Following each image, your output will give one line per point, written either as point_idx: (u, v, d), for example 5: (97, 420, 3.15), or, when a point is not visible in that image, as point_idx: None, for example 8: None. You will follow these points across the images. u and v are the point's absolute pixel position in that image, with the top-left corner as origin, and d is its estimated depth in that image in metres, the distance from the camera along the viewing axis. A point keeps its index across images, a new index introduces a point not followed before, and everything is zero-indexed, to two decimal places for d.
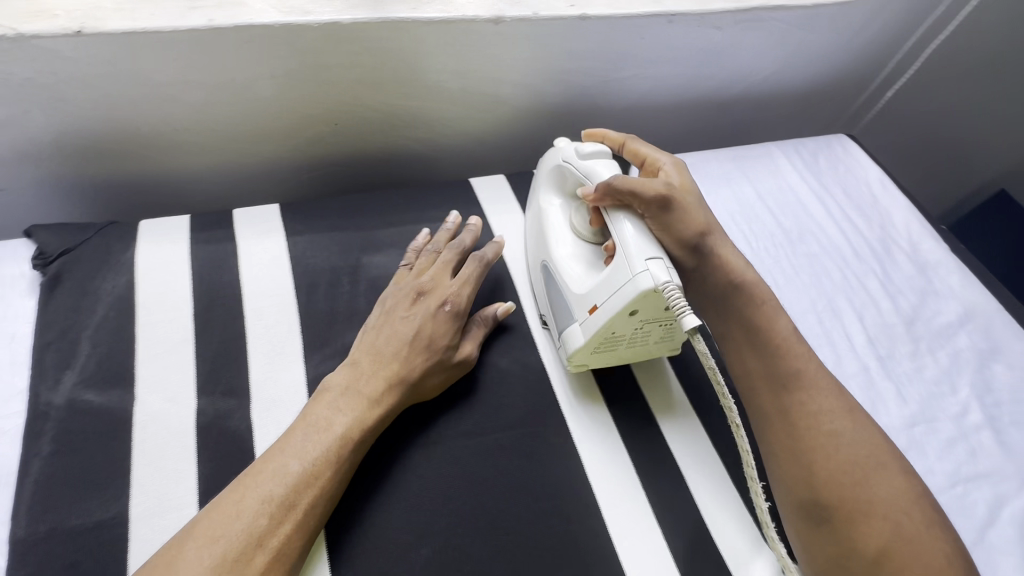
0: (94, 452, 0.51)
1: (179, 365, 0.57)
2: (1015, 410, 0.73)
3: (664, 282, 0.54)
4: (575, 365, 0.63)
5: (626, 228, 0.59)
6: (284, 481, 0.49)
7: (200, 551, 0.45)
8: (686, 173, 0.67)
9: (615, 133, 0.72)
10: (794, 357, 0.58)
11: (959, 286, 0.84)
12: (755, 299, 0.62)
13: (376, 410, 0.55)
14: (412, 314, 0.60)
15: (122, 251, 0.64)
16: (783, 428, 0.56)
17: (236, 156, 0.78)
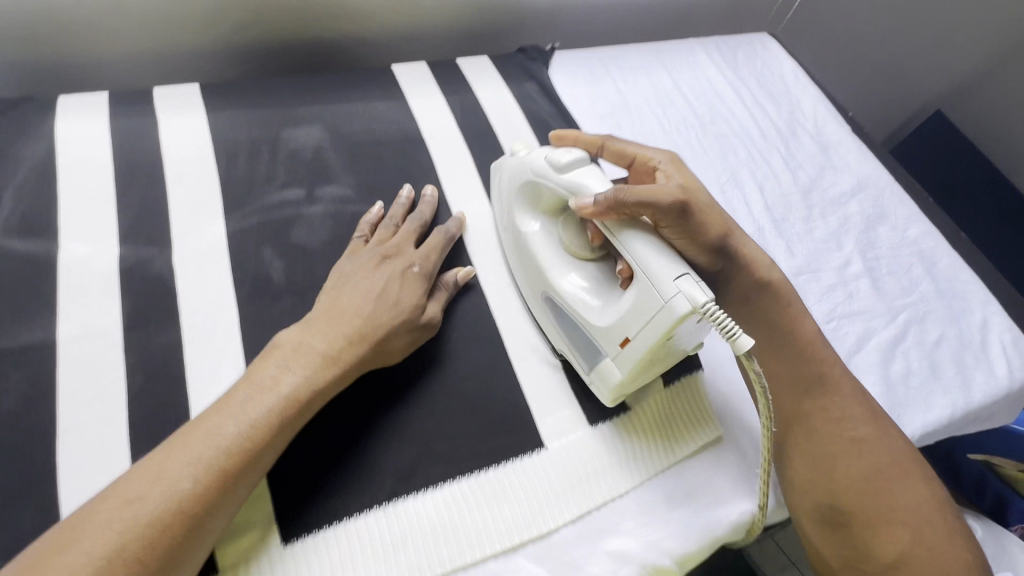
0: (19, 290, 0.55)
1: (103, 221, 0.61)
2: (892, 261, 0.80)
3: (702, 301, 0.48)
4: (614, 399, 0.58)
5: (647, 250, 0.52)
6: (219, 443, 0.44)
7: (113, 513, 0.40)
8: (685, 167, 0.63)
9: (591, 135, 0.67)
10: (822, 361, 0.62)
11: (855, 161, 0.91)
12: (780, 303, 0.65)
13: (334, 367, 0.51)
14: (380, 275, 0.58)
15: (40, 122, 0.66)
16: (807, 433, 0.60)
17: (157, 47, 0.79)
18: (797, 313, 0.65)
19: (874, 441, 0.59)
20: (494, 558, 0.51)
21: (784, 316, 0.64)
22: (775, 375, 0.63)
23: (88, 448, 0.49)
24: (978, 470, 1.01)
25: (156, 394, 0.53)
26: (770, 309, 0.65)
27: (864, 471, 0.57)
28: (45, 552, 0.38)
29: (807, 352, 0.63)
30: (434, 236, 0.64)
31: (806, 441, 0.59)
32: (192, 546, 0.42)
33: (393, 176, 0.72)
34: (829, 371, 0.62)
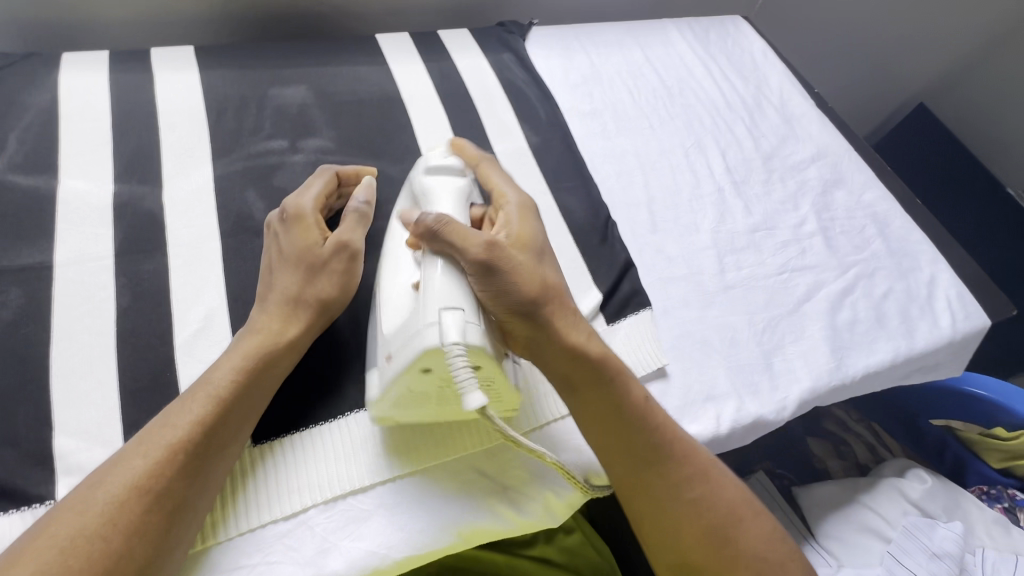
0: (21, 218, 0.60)
1: (99, 162, 0.66)
2: (846, 222, 0.85)
3: (451, 340, 0.46)
4: (377, 423, 0.55)
5: (436, 276, 0.49)
6: (178, 423, 0.46)
7: (87, 493, 0.43)
8: (533, 217, 0.57)
9: (475, 150, 0.63)
10: (661, 427, 0.54)
11: (817, 132, 0.95)
12: (604, 376, 0.53)
13: (274, 338, 0.52)
14: (278, 241, 0.56)
15: (45, 74, 0.71)
16: (644, 499, 0.53)
17: (155, 12, 0.85)
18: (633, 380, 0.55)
19: (706, 498, 0.53)
20: (445, 463, 0.55)
21: (616, 391, 0.54)
22: (604, 439, 0.54)
23: (79, 353, 0.54)
24: (938, 434, 1.03)
25: (143, 311, 0.57)
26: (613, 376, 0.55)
27: (702, 531, 0.52)
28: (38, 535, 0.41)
29: (637, 420, 0.53)
30: (316, 179, 0.61)
31: (639, 498, 0.53)
32: (170, 523, 0.43)
33: (372, 131, 0.77)
34: (668, 439, 0.54)
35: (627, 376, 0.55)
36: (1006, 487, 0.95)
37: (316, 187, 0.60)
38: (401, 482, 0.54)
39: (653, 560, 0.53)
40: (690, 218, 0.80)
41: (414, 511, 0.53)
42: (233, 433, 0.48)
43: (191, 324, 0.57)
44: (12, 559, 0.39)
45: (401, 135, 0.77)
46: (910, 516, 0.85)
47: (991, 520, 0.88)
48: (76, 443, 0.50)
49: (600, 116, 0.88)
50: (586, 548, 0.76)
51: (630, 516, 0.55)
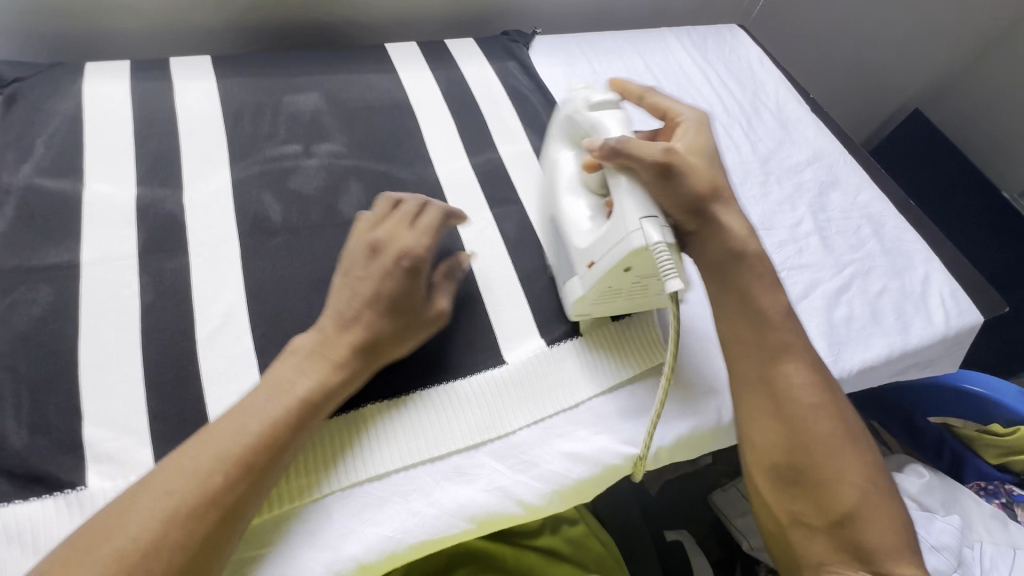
0: (49, 220, 0.63)
1: (122, 166, 0.69)
2: (842, 223, 0.87)
3: (654, 241, 0.54)
4: (578, 312, 0.65)
5: (624, 192, 0.58)
6: (242, 440, 0.48)
7: (152, 503, 0.44)
8: (706, 132, 0.68)
9: (637, 86, 0.73)
10: (787, 329, 0.62)
11: (812, 136, 0.98)
12: (751, 272, 0.64)
13: (339, 372, 0.54)
14: (372, 275, 0.56)
15: (69, 82, 0.74)
16: (768, 399, 0.60)
17: (171, 24, 0.88)
18: (770, 284, 0.64)
19: (830, 403, 0.60)
20: (457, 454, 0.58)
21: (751, 288, 0.63)
22: (738, 342, 0.62)
23: (106, 348, 0.56)
24: (937, 431, 1.05)
25: (167, 308, 0.60)
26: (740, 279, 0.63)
27: (816, 435, 0.59)
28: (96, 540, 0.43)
29: (773, 323, 0.62)
30: (432, 217, 0.61)
31: (762, 391, 0.61)
32: (233, 536, 0.46)
33: (383, 136, 0.80)
34: (792, 339, 0.62)
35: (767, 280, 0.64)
36: (1003, 482, 0.98)
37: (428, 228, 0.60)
38: (415, 472, 0.57)
39: (763, 458, 0.60)
40: None
41: (428, 499, 0.56)
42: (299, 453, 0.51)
43: (212, 320, 0.60)
44: (81, 554, 0.42)
45: (411, 140, 0.80)
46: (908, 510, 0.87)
47: (988, 514, 0.90)
48: (103, 433, 0.52)
49: None
50: (592, 539, 0.78)
51: (744, 416, 0.62)
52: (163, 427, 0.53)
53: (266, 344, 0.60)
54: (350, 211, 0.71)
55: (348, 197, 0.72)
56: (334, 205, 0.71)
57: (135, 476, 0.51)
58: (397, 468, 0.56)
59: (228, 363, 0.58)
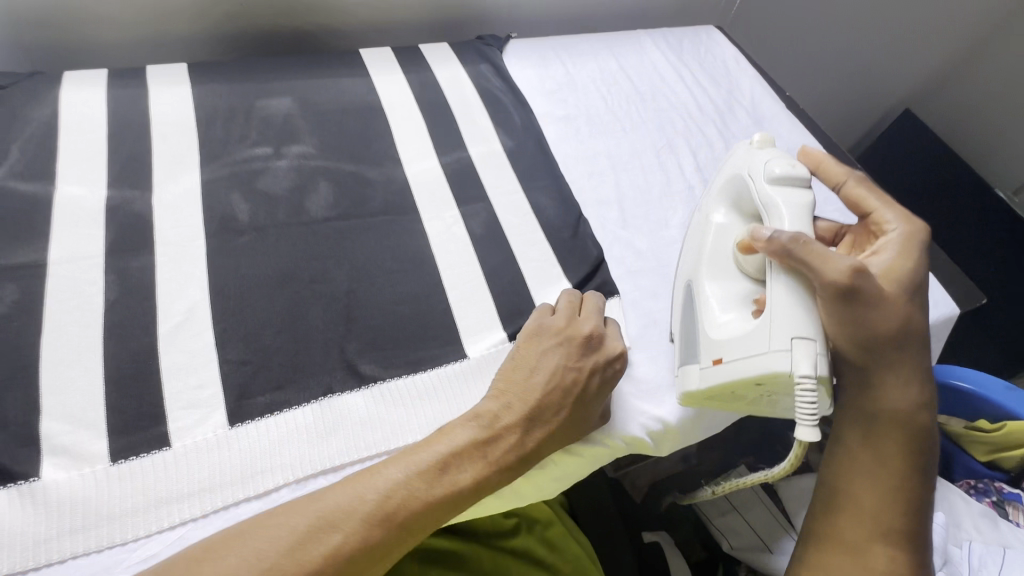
0: (20, 220, 0.64)
1: (95, 169, 0.70)
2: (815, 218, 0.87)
3: (803, 372, 0.53)
4: (685, 400, 0.63)
5: (785, 301, 0.56)
6: (406, 499, 0.49)
7: (310, 527, 0.46)
8: (916, 252, 0.62)
9: (845, 169, 0.69)
10: (916, 521, 0.61)
11: (786, 133, 0.99)
12: (906, 444, 0.62)
13: (504, 459, 0.53)
14: (558, 367, 0.57)
15: (47, 90, 0.76)
16: (857, 563, 0.60)
17: (152, 34, 0.91)
18: (919, 465, 0.62)
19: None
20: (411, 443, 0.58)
21: (898, 461, 0.62)
22: (861, 501, 0.62)
23: (68, 343, 0.57)
24: None
25: (130, 305, 0.61)
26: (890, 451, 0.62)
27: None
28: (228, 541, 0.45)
29: (901, 502, 0.61)
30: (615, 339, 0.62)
31: (850, 542, 0.61)
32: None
33: (353, 138, 0.81)
34: (915, 531, 0.61)
35: (921, 459, 0.62)
36: (993, 480, 0.94)
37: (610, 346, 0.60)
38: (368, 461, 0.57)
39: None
40: (661, 214, 0.83)
41: None
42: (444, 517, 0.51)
43: (174, 316, 0.61)
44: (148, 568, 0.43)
45: (382, 142, 0.81)
46: None
47: (977, 512, 0.86)
48: (60, 426, 0.53)
49: (575, 120, 0.92)
50: (570, 542, 0.76)
51: (820, 544, 0.63)
52: (120, 420, 0.54)
53: (225, 339, 0.60)
54: (317, 210, 0.72)
55: (315, 196, 0.73)
56: (301, 204, 0.72)
57: (90, 468, 0.51)
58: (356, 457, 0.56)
59: (188, 358, 0.58)
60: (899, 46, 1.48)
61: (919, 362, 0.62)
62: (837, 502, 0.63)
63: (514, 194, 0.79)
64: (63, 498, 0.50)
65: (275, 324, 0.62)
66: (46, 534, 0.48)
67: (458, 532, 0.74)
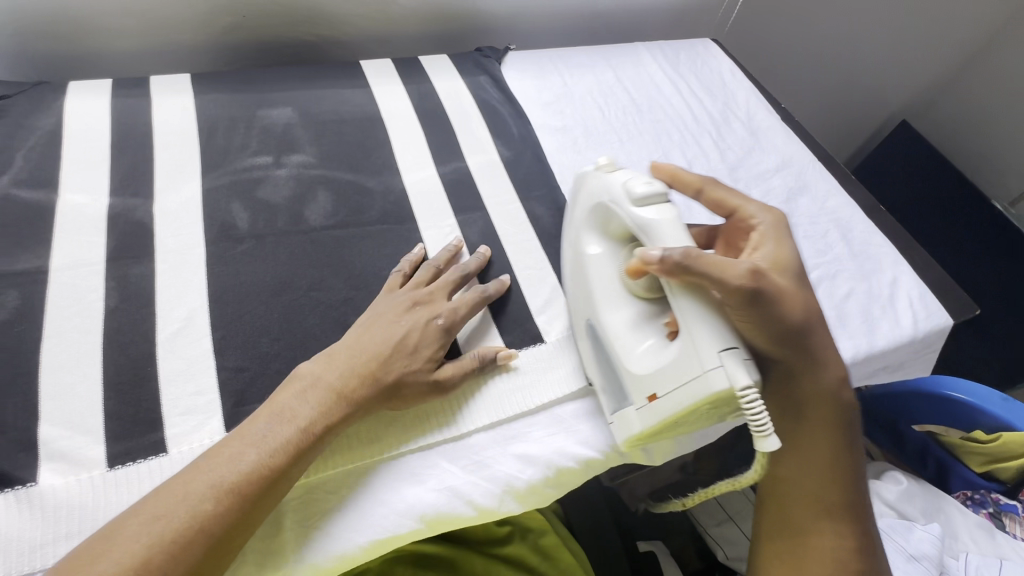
0: (22, 228, 0.65)
1: (97, 177, 0.71)
2: (810, 228, 0.89)
3: (742, 383, 0.48)
4: (627, 443, 0.60)
5: (698, 319, 0.51)
6: (240, 468, 0.49)
7: (141, 527, 0.45)
8: (784, 239, 0.61)
9: (694, 175, 0.65)
10: (854, 491, 0.61)
11: (782, 144, 1.00)
12: (833, 421, 0.61)
13: (340, 404, 0.54)
14: (403, 318, 0.60)
15: (51, 100, 0.77)
16: (810, 550, 0.60)
17: (155, 43, 0.92)
18: (849, 439, 0.62)
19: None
20: (411, 455, 0.59)
21: (832, 440, 0.61)
22: (798, 486, 0.62)
23: (67, 349, 0.58)
24: (920, 439, 1.00)
25: (129, 311, 0.61)
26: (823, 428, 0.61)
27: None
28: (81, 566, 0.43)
29: (838, 477, 0.61)
30: (470, 296, 0.65)
31: (793, 526, 0.62)
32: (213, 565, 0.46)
33: (352, 147, 0.82)
34: (855, 502, 0.61)
35: (851, 431, 0.62)
36: (990, 490, 0.93)
37: (464, 302, 0.64)
38: (366, 472, 0.57)
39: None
40: None
41: (378, 497, 0.56)
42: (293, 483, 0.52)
43: (174, 322, 0.61)
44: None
45: (380, 152, 0.83)
46: (886, 518, 0.84)
47: (974, 524, 0.86)
48: (59, 431, 0.53)
49: (572, 131, 0.93)
50: (564, 552, 0.76)
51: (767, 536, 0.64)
52: (117, 426, 0.54)
53: (224, 346, 0.61)
54: (316, 219, 0.73)
55: (314, 205, 0.74)
56: (301, 213, 0.73)
57: (87, 473, 0.52)
58: (356, 465, 0.57)
59: (186, 364, 0.59)
60: (894, 58, 1.50)
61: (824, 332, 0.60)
62: (774, 491, 0.64)
63: (511, 203, 0.80)
64: (59, 503, 0.50)
65: (273, 331, 0.63)
66: (42, 539, 0.48)
67: (454, 540, 0.75)
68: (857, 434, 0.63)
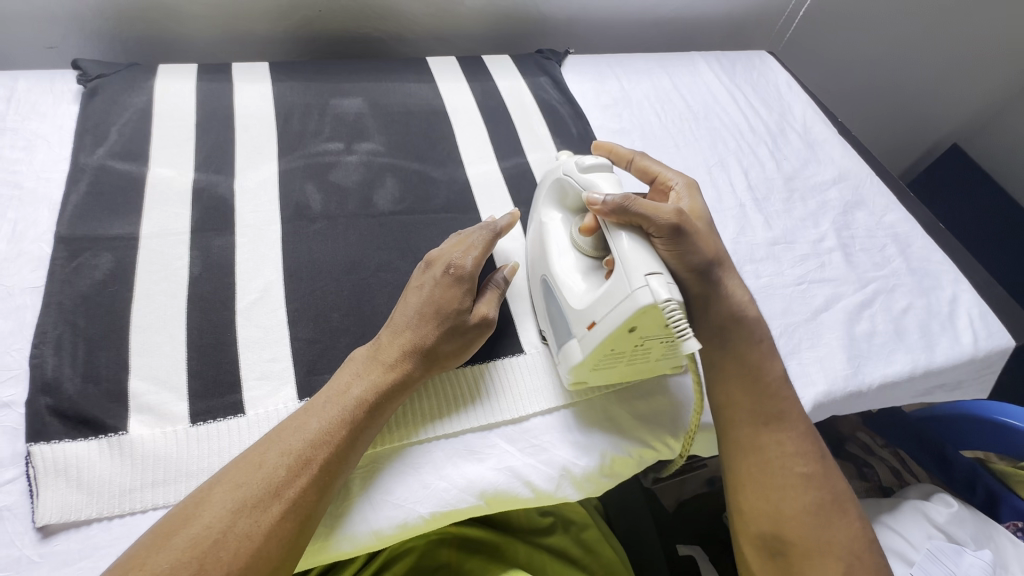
0: (116, 196, 0.69)
1: (184, 154, 0.76)
2: (867, 240, 0.88)
3: (663, 298, 0.50)
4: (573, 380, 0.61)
5: (631, 248, 0.54)
6: (305, 435, 0.51)
7: (225, 494, 0.47)
8: (697, 193, 0.69)
9: (624, 148, 0.72)
10: (783, 398, 0.64)
11: (839, 157, 1.00)
12: (749, 339, 0.65)
13: (389, 375, 0.56)
14: (424, 284, 0.61)
15: (143, 80, 0.82)
16: (759, 463, 0.61)
17: (235, 32, 0.96)
18: (767, 353, 0.65)
19: (818, 476, 0.61)
20: (471, 434, 0.60)
21: (752, 355, 0.65)
22: (737, 407, 0.63)
23: (155, 311, 0.61)
24: (969, 463, 0.91)
25: (211, 280, 0.65)
26: (739, 347, 0.65)
27: (804, 505, 0.60)
28: (169, 534, 0.45)
29: (768, 390, 0.63)
30: (478, 236, 0.65)
31: (746, 448, 0.62)
32: (298, 531, 0.48)
33: (418, 138, 0.85)
34: (788, 409, 0.63)
35: (767, 347, 0.65)
36: None
37: (474, 245, 0.64)
38: (430, 448, 0.59)
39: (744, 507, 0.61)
40: None
41: (439, 472, 0.58)
42: (359, 455, 0.53)
43: (252, 292, 0.64)
44: (161, 541, 0.44)
45: (444, 144, 0.85)
46: (935, 540, 0.78)
47: None
48: (147, 386, 0.56)
49: (629, 134, 0.95)
50: (604, 544, 0.76)
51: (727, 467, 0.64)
52: (199, 385, 0.58)
53: (298, 318, 0.64)
54: (384, 204, 0.76)
55: (382, 191, 0.77)
56: (370, 198, 0.76)
57: (172, 427, 0.55)
58: (413, 442, 0.58)
59: (263, 333, 0.62)
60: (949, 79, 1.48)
61: (734, 265, 0.67)
62: (718, 416, 0.65)
63: None
64: (146, 452, 0.53)
65: (343, 306, 0.65)
66: (131, 485, 0.52)
67: (495, 525, 0.75)
68: (771, 347, 0.66)
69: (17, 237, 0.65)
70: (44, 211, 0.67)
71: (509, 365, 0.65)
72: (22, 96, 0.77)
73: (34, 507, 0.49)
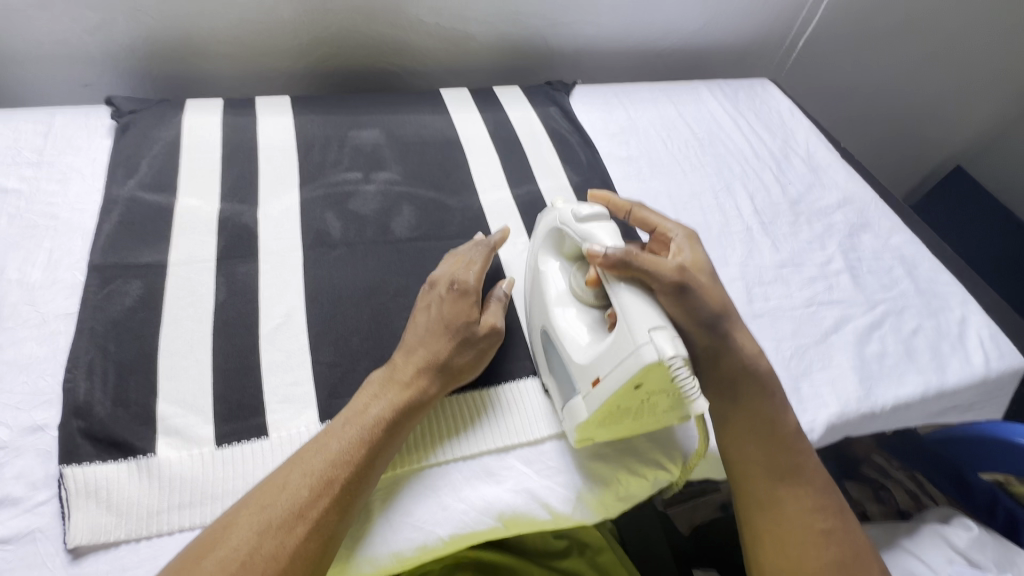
0: (146, 225, 0.72)
1: (210, 185, 0.79)
2: (874, 263, 0.90)
3: (669, 355, 0.50)
4: (578, 437, 0.60)
5: (633, 302, 0.55)
6: (327, 457, 0.52)
7: (250, 518, 0.48)
8: (698, 245, 0.69)
9: (623, 198, 0.72)
10: (799, 451, 0.64)
11: (844, 181, 1.02)
12: (763, 394, 0.65)
13: (404, 393, 0.57)
14: (431, 304, 0.63)
15: (172, 114, 0.86)
16: (777, 518, 0.62)
17: (256, 67, 1.01)
18: (780, 406, 0.65)
19: (839, 531, 0.61)
20: (488, 455, 0.61)
21: (764, 408, 0.65)
22: (751, 460, 0.64)
23: (182, 336, 0.63)
24: (987, 487, 0.89)
25: (236, 305, 0.67)
26: (754, 397, 0.65)
27: (826, 562, 0.59)
28: (197, 558, 0.45)
29: (782, 443, 0.64)
30: (475, 252, 0.67)
31: (767, 501, 0.62)
32: (322, 552, 0.49)
33: (433, 167, 0.88)
34: (806, 462, 0.64)
35: (781, 401, 0.66)
36: None
37: (473, 260, 0.66)
38: (449, 469, 0.60)
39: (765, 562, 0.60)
40: (720, 252, 0.85)
41: (458, 494, 0.58)
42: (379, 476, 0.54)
43: (274, 318, 0.67)
44: (191, 566, 0.45)
45: (458, 172, 0.88)
46: (957, 565, 0.76)
47: None
48: (174, 410, 0.58)
49: (636, 161, 0.98)
50: (619, 568, 0.76)
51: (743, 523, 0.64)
52: (224, 408, 0.59)
53: (319, 342, 0.65)
54: (401, 231, 0.78)
55: (399, 218, 0.80)
56: (388, 225, 0.78)
57: (198, 449, 0.56)
58: (429, 464, 0.59)
59: (285, 356, 0.64)
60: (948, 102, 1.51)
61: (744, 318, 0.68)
62: (733, 469, 0.65)
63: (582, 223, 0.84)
64: (173, 474, 0.54)
65: (363, 331, 0.67)
66: (158, 507, 0.53)
67: (511, 548, 0.75)
68: (786, 401, 0.66)
69: (53, 265, 0.67)
70: (78, 239, 0.70)
71: (519, 397, 0.65)
72: (58, 131, 0.81)
73: (65, 528, 0.51)
